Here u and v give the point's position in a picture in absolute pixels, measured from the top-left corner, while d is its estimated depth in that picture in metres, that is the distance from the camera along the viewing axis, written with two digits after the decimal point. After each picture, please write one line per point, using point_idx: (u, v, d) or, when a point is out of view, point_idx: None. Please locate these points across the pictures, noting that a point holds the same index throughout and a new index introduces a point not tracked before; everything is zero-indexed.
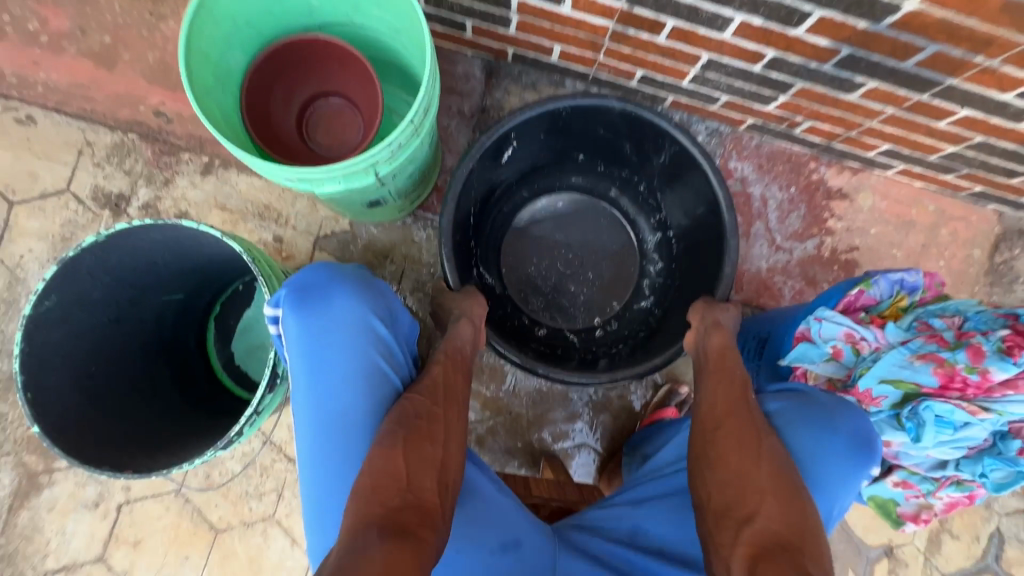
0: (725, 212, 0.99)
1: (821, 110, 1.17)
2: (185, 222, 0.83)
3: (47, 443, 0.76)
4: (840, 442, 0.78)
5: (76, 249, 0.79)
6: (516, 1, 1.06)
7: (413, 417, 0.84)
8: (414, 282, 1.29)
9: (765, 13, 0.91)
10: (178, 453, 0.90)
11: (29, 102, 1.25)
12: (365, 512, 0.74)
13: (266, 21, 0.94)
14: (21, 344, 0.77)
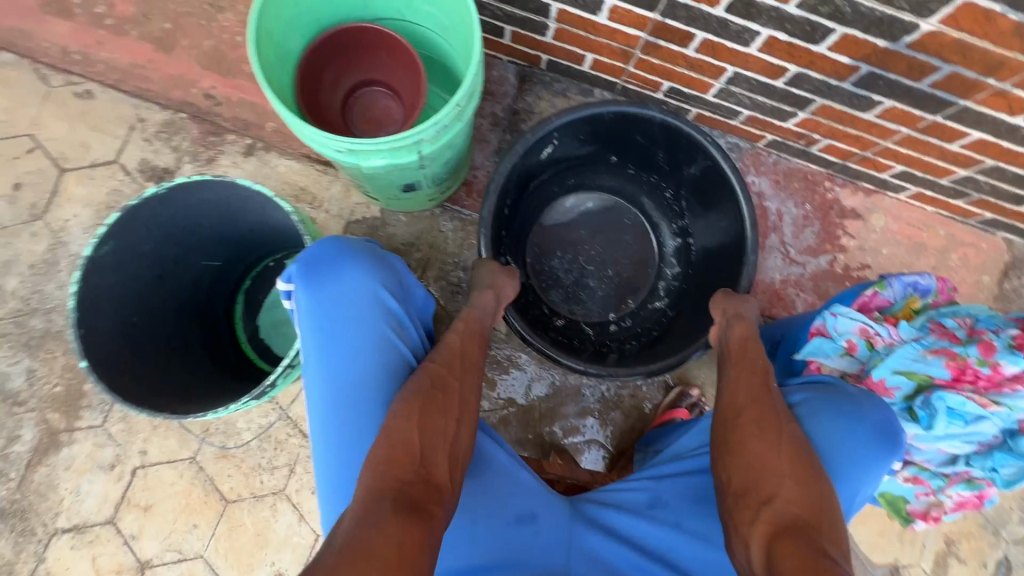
0: (749, 230, 1.06)
1: (838, 128, 1.23)
2: (241, 182, 0.90)
3: (91, 377, 0.79)
4: (868, 432, 0.79)
5: (139, 198, 0.85)
6: (556, 9, 1.14)
7: (429, 388, 0.86)
8: (438, 271, 1.33)
9: (790, 29, 0.98)
10: (209, 404, 0.93)
11: (89, 78, 1.33)
12: (377, 483, 0.76)
13: (326, 9, 1.02)
14: (78, 283, 0.81)
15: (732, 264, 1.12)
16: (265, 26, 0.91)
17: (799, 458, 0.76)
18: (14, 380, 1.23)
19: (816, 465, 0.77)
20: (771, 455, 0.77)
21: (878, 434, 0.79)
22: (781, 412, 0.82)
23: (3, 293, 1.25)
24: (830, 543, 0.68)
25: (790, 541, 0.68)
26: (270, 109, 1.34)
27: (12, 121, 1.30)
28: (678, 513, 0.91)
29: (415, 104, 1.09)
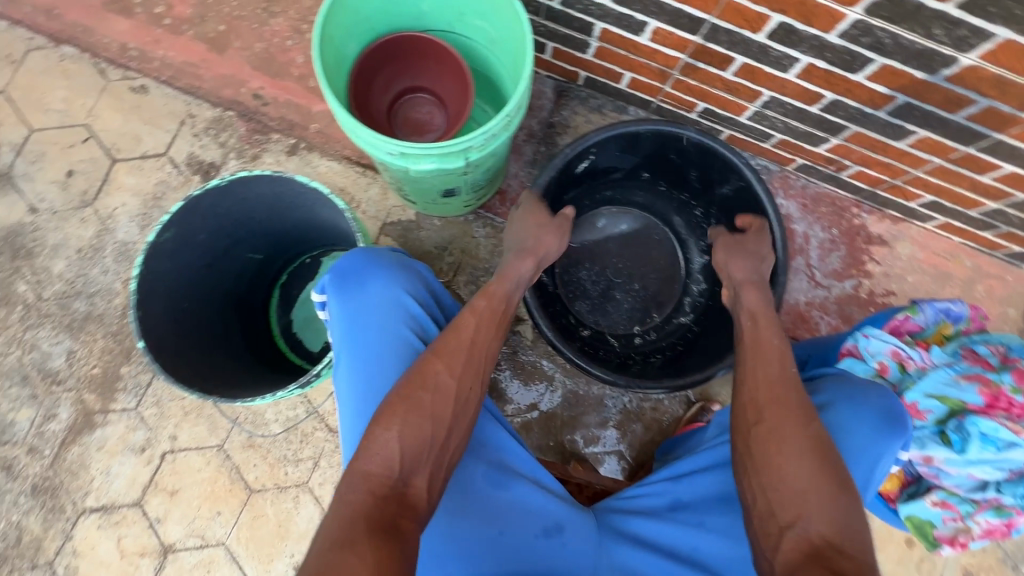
0: (779, 252, 1.08)
1: (869, 155, 1.25)
2: (297, 178, 0.93)
3: (147, 357, 0.83)
4: (870, 414, 0.82)
5: (202, 189, 0.89)
6: (599, 29, 1.17)
7: (418, 391, 0.81)
8: (469, 276, 1.36)
9: (829, 58, 1.01)
10: (252, 391, 0.96)
11: (145, 74, 1.38)
12: (352, 499, 0.71)
13: (382, 18, 1.07)
14: (141, 266, 0.85)
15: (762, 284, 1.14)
16: (328, 31, 0.96)
17: (825, 476, 0.75)
18: (54, 360, 1.26)
19: (843, 481, 0.76)
20: (795, 475, 0.76)
21: (883, 418, 0.81)
22: (806, 424, 0.80)
23: (50, 276, 1.29)
24: (857, 569, 0.67)
25: (814, 566, 0.68)
26: (315, 111, 1.38)
27: (69, 111, 1.36)
28: (701, 512, 0.92)
29: (460, 112, 1.13)
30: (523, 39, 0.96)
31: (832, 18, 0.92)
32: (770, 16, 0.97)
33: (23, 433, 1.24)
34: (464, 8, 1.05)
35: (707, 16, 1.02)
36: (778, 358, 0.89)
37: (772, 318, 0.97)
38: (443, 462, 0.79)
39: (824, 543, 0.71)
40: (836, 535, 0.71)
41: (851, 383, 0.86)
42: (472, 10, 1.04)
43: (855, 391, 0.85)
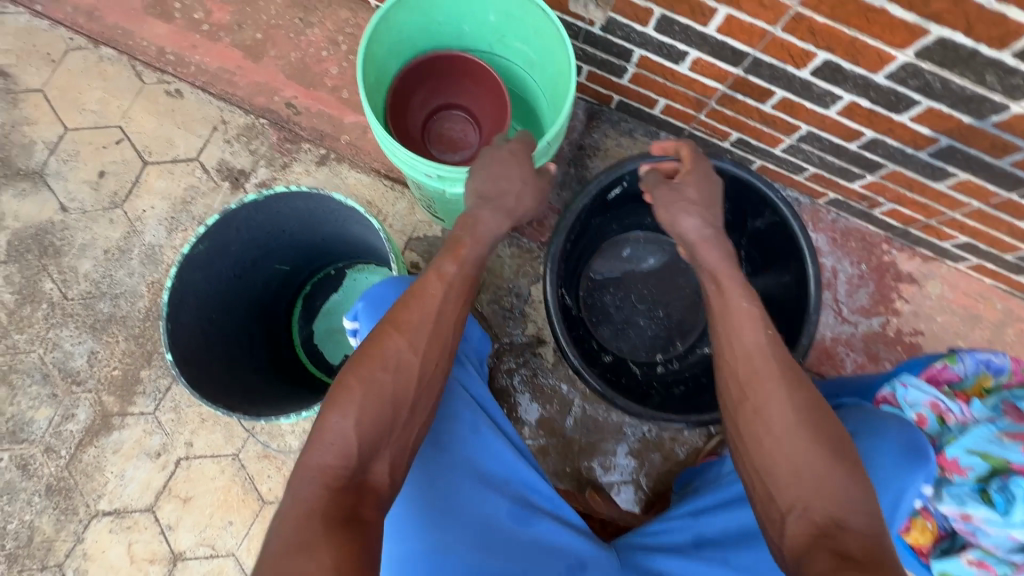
0: (813, 289, 1.06)
1: (905, 193, 1.23)
2: (334, 195, 0.92)
3: (175, 371, 0.82)
4: (892, 447, 0.83)
5: (238, 202, 0.89)
6: (638, 56, 1.16)
7: (376, 371, 0.75)
8: (493, 294, 1.35)
9: (874, 97, 0.99)
10: (276, 407, 0.94)
11: (180, 78, 1.38)
12: (306, 495, 0.67)
13: (423, 37, 1.07)
14: (173, 278, 0.85)
15: (793, 321, 1.12)
16: (373, 48, 0.97)
17: (821, 454, 0.72)
18: (76, 360, 1.26)
19: (842, 453, 0.72)
20: (790, 457, 0.73)
21: (906, 450, 0.82)
22: (794, 397, 0.75)
23: (76, 275, 1.29)
24: (864, 549, 0.65)
25: (820, 553, 0.66)
26: (347, 122, 1.37)
27: (104, 112, 1.36)
28: (725, 548, 0.88)
29: (495, 132, 1.13)
30: (565, 64, 0.96)
31: (880, 58, 0.91)
32: (816, 54, 0.95)
33: (40, 432, 1.24)
34: (505, 32, 1.06)
35: (751, 50, 1.01)
36: (750, 324, 0.83)
37: (736, 278, 0.88)
38: (406, 442, 0.76)
39: (829, 522, 0.69)
40: (840, 512, 0.69)
41: (874, 416, 0.89)
42: (513, 33, 1.05)
43: (876, 424, 0.87)
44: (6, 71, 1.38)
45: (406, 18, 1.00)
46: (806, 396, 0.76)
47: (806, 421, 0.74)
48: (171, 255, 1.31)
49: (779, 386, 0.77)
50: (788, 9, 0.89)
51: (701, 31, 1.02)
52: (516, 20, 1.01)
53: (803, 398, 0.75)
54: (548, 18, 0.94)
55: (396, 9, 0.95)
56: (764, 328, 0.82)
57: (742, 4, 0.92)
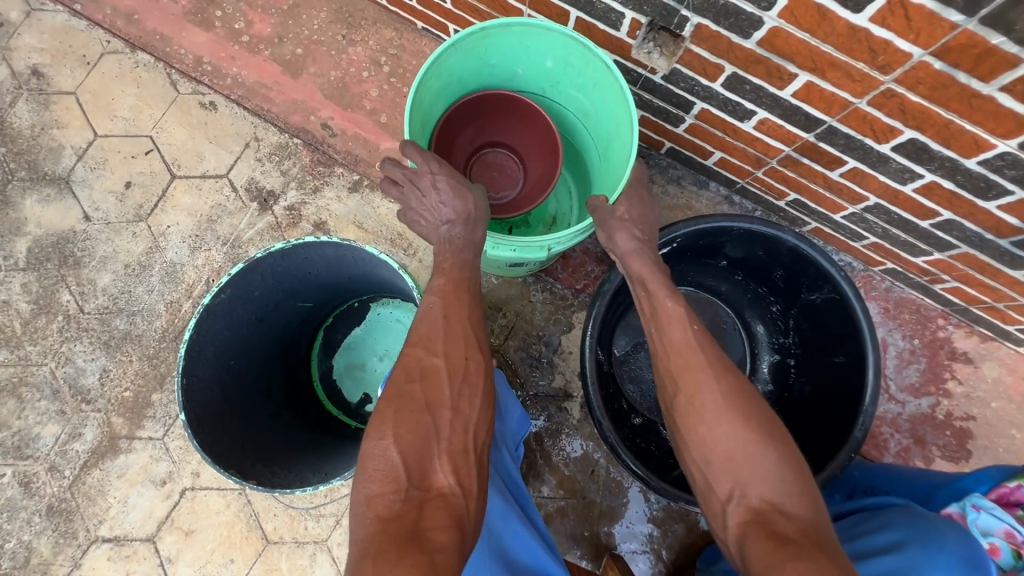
0: (871, 378, 0.97)
1: (974, 275, 1.14)
2: (366, 247, 0.87)
3: (187, 431, 0.78)
4: (953, 564, 0.73)
5: (264, 251, 0.83)
6: (699, 108, 1.09)
7: (404, 385, 0.72)
8: (521, 341, 1.29)
9: (960, 180, 0.91)
10: (290, 468, 0.89)
11: (216, 90, 1.33)
12: (360, 533, 0.60)
13: (472, 78, 1.04)
14: (192, 330, 0.81)
15: (843, 411, 1.03)
16: (423, 89, 0.92)
17: (747, 436, 0.71)
18: (88, 377, 1.23)
19: (771, 433, 0.72)
20: (722, 446, 0.72)
21: (968, 567, 0.72)
22: (721, 384, 0.76)
23: (94, 289, 1.27)
24: (799, 530, 0.62)
25: (761, 539, 0.62)
26: (382, 148, 1.29)
27: (136, 120, 1.32)
28: None
29: (544, 173, 1.09)
30: (626, 122, 0.94)
31: (976, 145, 0.82)
32: (902, 131, 0.87)
33: (45, 449, 1.21)
34: (559, 78, 1.04)
35: (828, 118, 0.93)
36: (678, 321, 0.86)
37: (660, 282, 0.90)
38: (464, 446, 0.70)
39: (765, 506, 0.66)
40: (778, 497, 0.66)
41: (922, 522, 0.80)
42: (569, 80, 1.03)
43: (928, 534, 0.77)
44: (40, 71, 1.34)
45: (458, 61, 0.96)
46: (732, 383, 0.77)
47: (731, 406, 0.74)
48: (192, 275, 1.27)
49: (709, 378, 0.78)
50: (878, 84, 0.82)
51: (775, 93, 0.93)
52: (574, 68, 0.99)
53: (730, 385, 0.77)
54: (611, 74, 0.92)
55: (451, 50, 0.91)
56: (690, 326, 0.85)
57: (827, 73, 0.84)
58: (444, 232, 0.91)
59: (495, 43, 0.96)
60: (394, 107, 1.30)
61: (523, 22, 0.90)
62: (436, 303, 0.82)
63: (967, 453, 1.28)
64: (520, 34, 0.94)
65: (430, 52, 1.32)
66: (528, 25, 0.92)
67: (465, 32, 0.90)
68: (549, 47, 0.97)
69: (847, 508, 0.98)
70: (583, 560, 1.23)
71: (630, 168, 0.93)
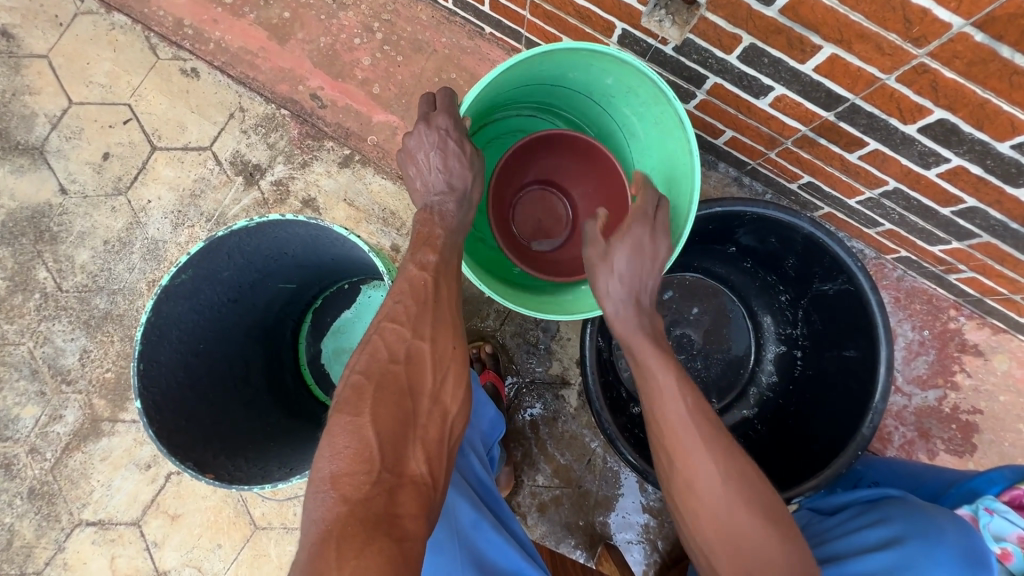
0: (878, 391, 0.92)
1: (993, 266, 1.09)
2: (335, 227, 0.79)
3: (143, 420, 0.75)
4: (953, 557, 0.72)
5: (227, 228, 0.77)
6: (712, 83, 1.02)
7: (389, 366, 0.66)
8: (517, 327, 1.24)
9: (990, 165, 0.85)
10: (256, 461, 0.85)
11: (198, 56, 1.25)
12: (320, 513, 0.54)
13: (525, 84, 0.97)
14: (149, 313, 0.76)
15: (844, 417, 1.00)
16: (486, 92, 0.87)
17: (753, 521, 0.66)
18: (67, 357, 1.19)
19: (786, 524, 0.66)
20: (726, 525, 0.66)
21: (968, 560, 0.72)
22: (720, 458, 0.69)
23: (72, 266, 1.21)
24: None
25: None
26: (374, 121, 1.22)
27: (112, 87, 1.25)
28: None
29: (595, 185, 1.08)
30: (686, 173, 0.93)
31: (1013, 127, 0.77)
32: (932, 111, 0.81)
33: (25, 431, 1.18)
34: (614, 94, 0.99)
35: (850, 95, 0.87)
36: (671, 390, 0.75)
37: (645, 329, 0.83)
38: (439, 436, 0.65)
39: None
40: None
41: (924, 514, 0.79)
42: (625, 100, 0.99)
43: (929, 527, 0.76)
44: (10, 32, 1.26)
45: (511, 77, 0.89)
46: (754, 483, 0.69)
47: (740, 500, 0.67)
48: (174, 252, 1.21)
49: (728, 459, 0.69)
50: (910, 59, 0.75)
51: (795, 67, 0.87)
52: (636, 94, 0.95)
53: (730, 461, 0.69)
54: (681, 124, 0.90)
55: (515, 65, 0.85)
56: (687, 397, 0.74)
57: (854, 45, 0.77)
58: (430, 200, 0.86)
59: (555, 59, 0.90)
60: (386, 77, 1.23)
61: (598, 48, 0.85)
62: (432, 279, 0.76)
63: (972, 448, 1.23)
64: (589, 56, 0.89)
65: (426, 18, 1.23)
66: (600, 51, 0.87)
67: (534, 49, 0.84)
68: (614, 69, 0.92)
69: (837, 503, 0.94)
70: (577, 550, 1.20)
71: (682, 241, 0.90)
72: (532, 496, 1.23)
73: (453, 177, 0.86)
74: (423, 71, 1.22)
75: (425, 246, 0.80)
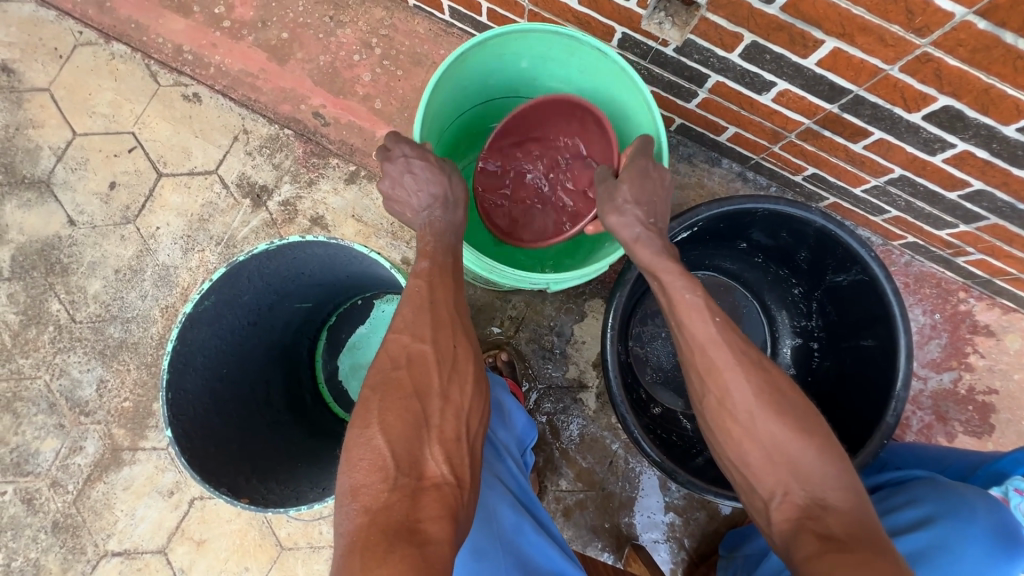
0: (902, 371, 0.92)
1: (1001, 247, 1.10)
2: (355, 245, 0.80)
3: (174, 449, 0.74)
4: (984, 535, 0.75)
5: (248, 252, 0.78)
6: (714, 81, 1.02)
7: (390, 373, 0.67)
8: (532, 332, 1.25)
9: (995, 149, 0.86)
10: (287, 483, 0.86)
11: (199, 81, 1.25)
12: (345, 526, 0.57)
13: (453, 110, 1.00)
14: (175, 340, 0.76)
15: (868, 404, 1.00)
16: (427, 123, 0.91)
17: (786, 433, 0.68)
18: (84, 389, 1.19)
19: (833, 444, 0.68)
20: (759, 443, 0.69)
21: (1000, 537, 0.74)
22: (752, 379, 0.71)
23: (85, 296, 1.21)
24: (845, 526, 0.61)
25: (804, 537, 0.62)
26: (378, 136, 1.23)
27: (116, 116, 1.25)
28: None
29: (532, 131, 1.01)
30: (631, 87, 0.94)
31: (1018, 110, 0.77)
32: (936, 98, 0.82)
33: (46, 465, 1.18)
34: (534, 75, 1.03)
35: (854, 87, 0.88)
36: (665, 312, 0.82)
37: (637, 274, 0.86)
38: (457, 434, 0.65)
39: (808, 502, 0.65)
40: (819, 490, 0.65)
41: (953, 492, 0.79)
42: (547, 74, 1.03)
43: (959, 505, 0.77)
44: (10, 67, 1.27)
45: (438, 101, 0.93)
46: (832, 458, 0.66)
47: (787, 422, 0.68)
48: (187, 278, 1.21)
49: (740, 376, 0.71)
50: (913, 49, 0.76)
51: (798, 62, 0.87)
52: (552, 61, 0.99)
53: (760, 380, 0.71)
54: (603, 55, 0.93)
55: (438, 84, 0.89)
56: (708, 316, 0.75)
57: (857, 38, 0.78)
58: (422, 218, 0.84)
59: (472, 66, 0.95)
60: (387, 92, 1.23)
61: (499, 32, 0.89)
62: (422, 286, 0.76)
63: (990, 429, 1.24)
64: (496, 46, 0.93)
65: (423, 31, 1.24)
66: (503, 35, 0.91)
67: (445, 65, 0.88)
68: (523, 49, 0.96)
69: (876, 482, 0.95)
70: (605, 552, 1.20)
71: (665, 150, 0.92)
72: (556, 501, 1.23)
73: (434, 185, 0.84)
74: (424, 84, 1.23)
75: (434, 259, 0.80)
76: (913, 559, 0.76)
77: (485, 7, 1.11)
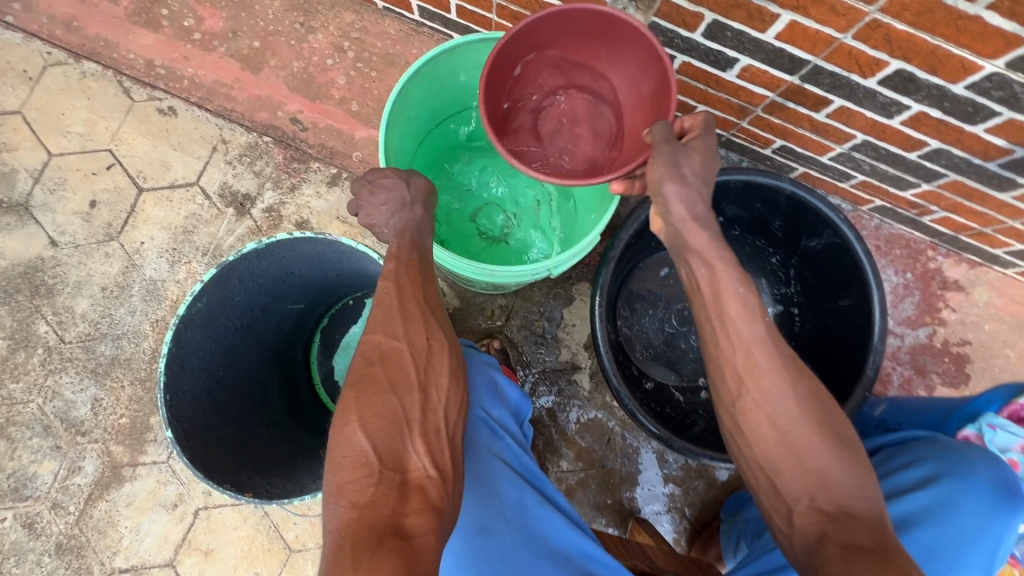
0: (876, 325, 0.96)
1: (962, 203, 1.15)
2: (342, 240, 0.82)
3: (176, 449, 0.76)
4: (985, 489, 0.80)
5: (237, 252, 0.79)
6: (681, 62, 1.06)
7: (365, 369, 0.68)
8: (522, 320, 1.27)
9: (947, 107, 0.91)
10: (290, 477, 0.88)
11: (173, 94, 1.25)
12: (334, 521, 0.58)
13: (408, 135, 1.04)
14: (170, 342, 0.77)
15: (850, 363, 1.04)
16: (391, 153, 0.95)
17: (822, 444, 0.65)
18: (79, 409, 1.19)
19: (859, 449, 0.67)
20: (788, 448, 0.66)
21: (1000, 491, 0.80)
22: (795, 387, 0.67)
23: (73, 316, 1.21)
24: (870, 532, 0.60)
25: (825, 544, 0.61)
26: (358, 137, 1.24)
27: (91, 134, 1.25)
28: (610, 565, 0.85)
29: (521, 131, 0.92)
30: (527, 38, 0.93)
31: (965, 68, 0.82)
32: (889, 62, 0.87)
33: (45, 488, 1.17)
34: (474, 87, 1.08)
35: (812, 57, 0.92)
36: None
37: None
38: (436, 427, 0.67)
39: (834, 509, 0.63)
40: (846, 497, 0.63)
41: (955, 451, 0.84)
42: None
43: (962, 463, 0.83)
44: None
45: (393, 130, 0.97)
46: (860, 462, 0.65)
47: (823, 434, 0.65)
48: (175, 290, 1.21)
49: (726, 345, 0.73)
50: (863, 16, 0.80)
51: (757, 37, 0.91)
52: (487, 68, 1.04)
53: (802, 388, 0.67)
54: None
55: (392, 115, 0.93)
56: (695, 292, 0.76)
57: (810, 10, 0.82)
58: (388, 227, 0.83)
59: (411, 93, 0.98)
60: (364, 94, 1.25)
61: (432, 56, 0.93)
62: (390, 287, 0.75)
63: (966, 378, 1.29)
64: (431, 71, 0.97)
65: (394, 31, 1.26)
66: (435, 58, 0.95)
67: (393, 97, 0.92)
68: (457, 66, 1.01)
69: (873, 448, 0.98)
70: (610, 527, 1.23)
71: None
72: (558, 482, 1.25)
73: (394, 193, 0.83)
74: None
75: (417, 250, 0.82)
76: (921, 516, 0.80)
77: (453, 4, 1.14)
